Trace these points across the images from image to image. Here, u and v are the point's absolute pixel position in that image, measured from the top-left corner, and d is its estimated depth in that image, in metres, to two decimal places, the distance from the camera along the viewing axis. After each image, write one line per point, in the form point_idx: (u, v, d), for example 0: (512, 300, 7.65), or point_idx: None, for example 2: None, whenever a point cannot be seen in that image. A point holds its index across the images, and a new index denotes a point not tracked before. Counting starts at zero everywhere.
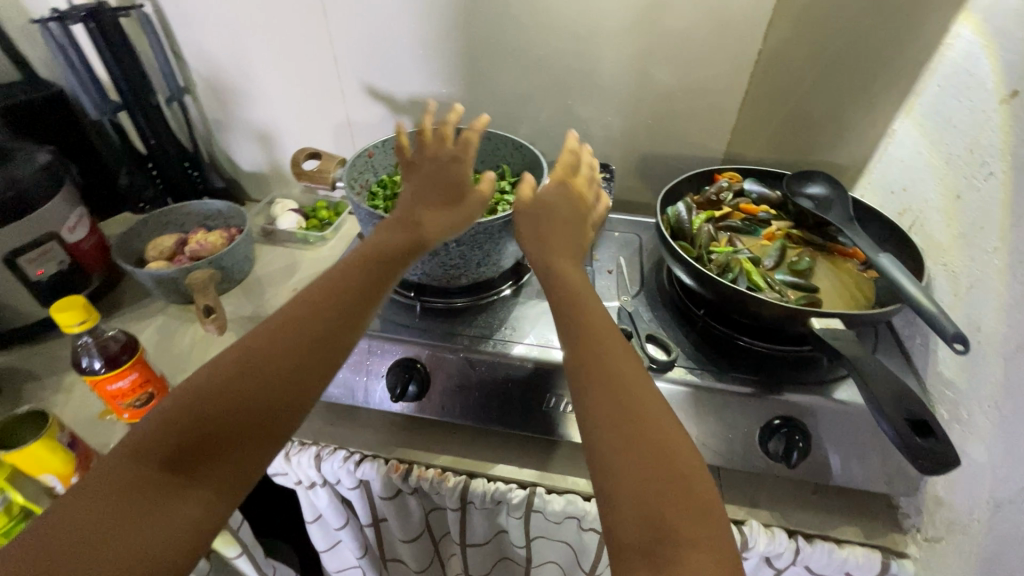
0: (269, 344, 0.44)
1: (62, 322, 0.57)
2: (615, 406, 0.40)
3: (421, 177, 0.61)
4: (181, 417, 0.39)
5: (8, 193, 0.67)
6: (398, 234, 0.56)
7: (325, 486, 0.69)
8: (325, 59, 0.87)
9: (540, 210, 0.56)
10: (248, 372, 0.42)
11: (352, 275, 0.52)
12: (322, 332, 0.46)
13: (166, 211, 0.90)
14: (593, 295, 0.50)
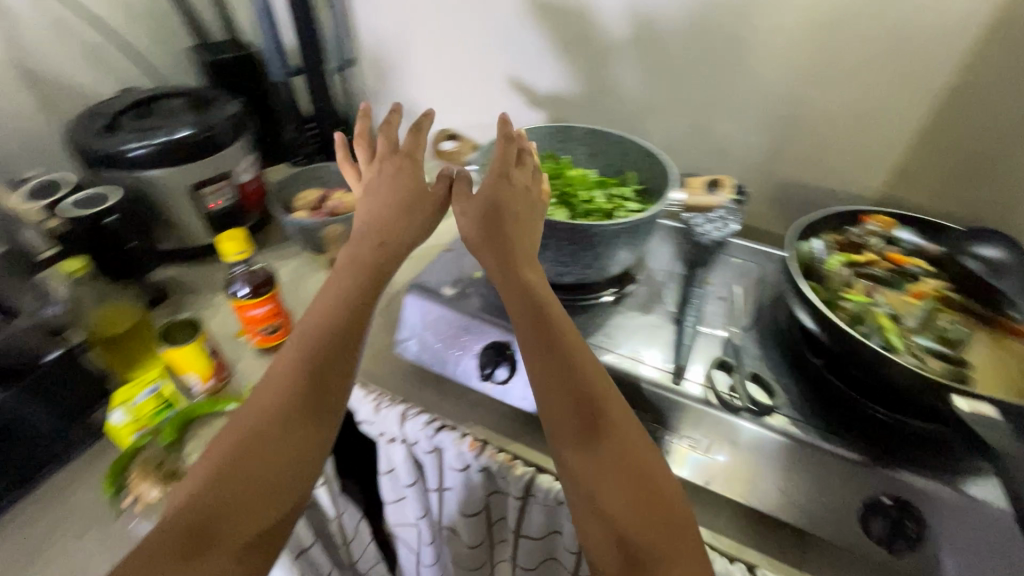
0: (289, 386, 0.46)
1: (225, 250, 0.66)
2: (576, 425, 0.43)
3: (376, 183, 0.61)
4: (220, 470, 0.41)
5: (203, 135, 0.80)
6: (369, 276, 0.56)
7: (403, 444, 0.74)
8: (477, 47, 0.92)
9: (495, 211, 0.56)
10: (277, 417, 0.44)
11: (346, 299, 0.53)
12: (335, 357, 0.49)
13: (317, 168, 1.01)
14: (557, 307, 0.50)
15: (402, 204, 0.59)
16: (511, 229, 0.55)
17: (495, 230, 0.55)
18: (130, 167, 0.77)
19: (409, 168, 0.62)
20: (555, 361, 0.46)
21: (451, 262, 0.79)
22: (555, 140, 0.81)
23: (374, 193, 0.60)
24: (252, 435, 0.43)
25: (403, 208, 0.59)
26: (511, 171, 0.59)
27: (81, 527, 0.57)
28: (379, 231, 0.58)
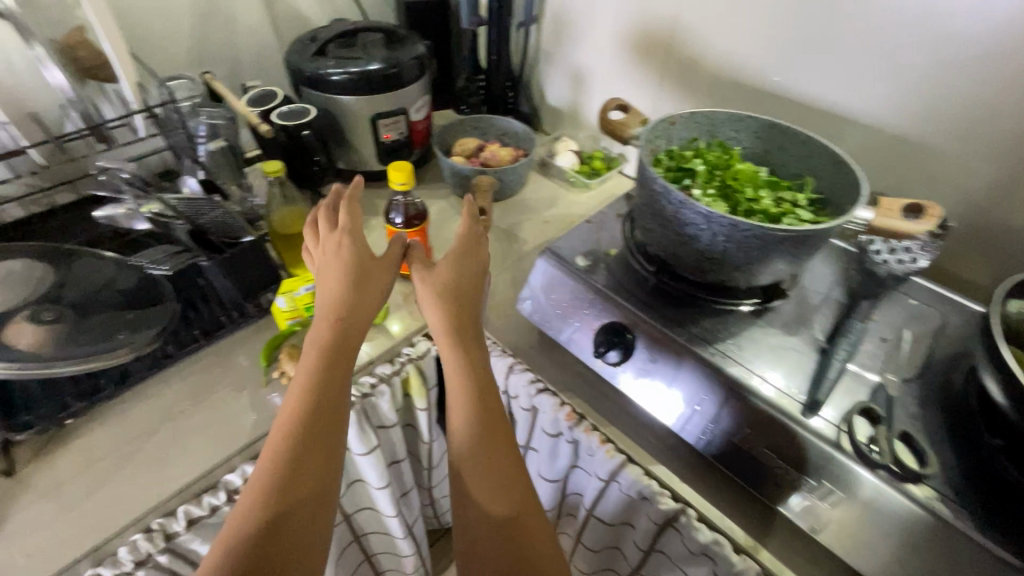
0: (291, 454, 0.49)
1: (390, 178, 0.72)
2: (492, 502, 0.53)
3: (328, 264, 0.58)
4: (249, 531, 0.46)
5: (391, 70, 0.87)
6: (365, 312, 0.57)
7: (504, 395, 0.77)
8: (668, 17, 0.86)
9: (451, 290, 0.60)
10: (288, 484, 0.48)
11: (329, 362, 0.54)
12: (329, 415, 0.52)
13: (480, 119, 1.05)
14: (492, 380, 0.59)
15: (360, 279, 0.57)
16: (461, 312, 0.60)
17: (449, 313, 0.59)
18: (328, 90, 0.87)
19: (359, 245, 0.58)
20: (485, 428, 0.55)
21: (588, 233, 0.78)
22: (729, 129, 0.74)
23: (329, 275, 0.57)
24: (267, 505, 0.47)
25: (364, 286, 0.57)
26: (455, 247, 0.62)
27: (238, 385, 0.68)
28: (335, 308, 0.56)
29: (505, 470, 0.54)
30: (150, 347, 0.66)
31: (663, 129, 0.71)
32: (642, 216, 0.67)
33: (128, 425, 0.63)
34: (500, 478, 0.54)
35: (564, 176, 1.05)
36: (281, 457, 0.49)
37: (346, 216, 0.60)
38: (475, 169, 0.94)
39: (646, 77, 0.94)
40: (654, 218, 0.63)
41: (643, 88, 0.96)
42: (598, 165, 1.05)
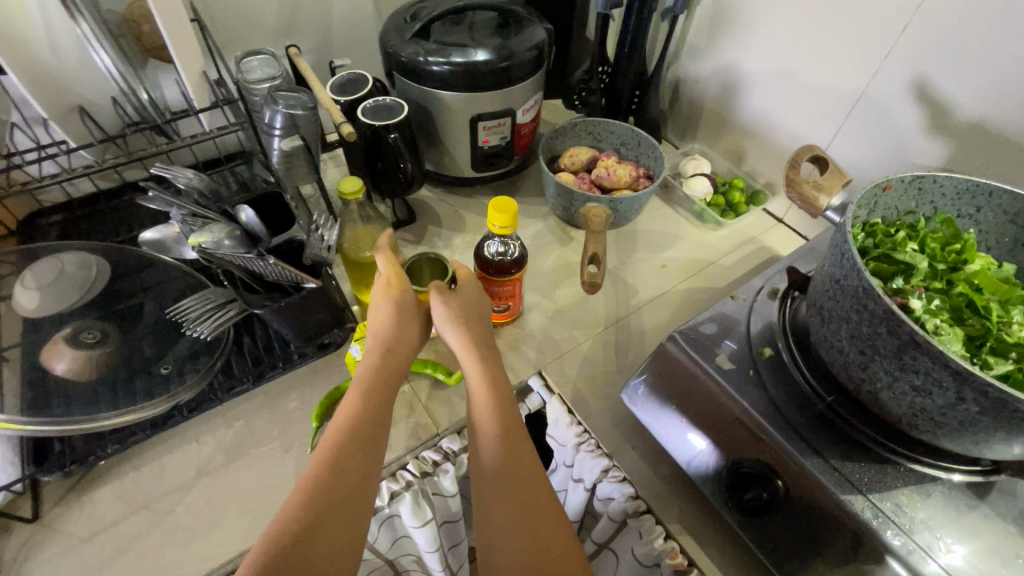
0: (326, 477, 0.43)
1: (488, 218, 0.56)
2: (528, 521, 0.46)
3: (379, 307, 0.53)
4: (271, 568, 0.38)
5: (502, 65, 0.70)
6: (408, 329, 0.53)
7: (589, 492, 0.63)
8: (887, 24, 0.62)
9: (472, 317, 0.54)
10: (316, 511, 0.41)
11: (370, 379, 0.49)
12: (370, 435, 0.46)
13: (597, 123, 0.87)
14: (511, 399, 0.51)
15: (406, 311, 0.53)
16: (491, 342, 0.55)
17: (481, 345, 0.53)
18: (425, 82, 0.72)
19: (401, 276, 0.54)
20: (516, 446, 0.48)
21: (729, 313, 0.60)
22: (968, 203, 0.52)
23: (378, 311, 0.52)
24: (294, 537, 0.40)
25: (407, 314, 0.53)
26: (473, 276, 0.57)
27: (284, 444, 0.59)
28: (384, 330, 0.51)
29: (549, 512, 0.47)
30: (195, 390, 0.56)
31: (870, 198, 0.51)
32: (825, 323, 0.48)
33: (163, 478, 0.56)
34: (543, 524, 0.47)
35: (692, 208, 0.85)
36: (314, 480, 0.43)
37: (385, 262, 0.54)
38: (587, 195, 0.76)
39: (832, 99, 0.71)
40: (851, 338, 0.44)
41: (822, 111, 0.73)
42: (736, 199, 0.83)
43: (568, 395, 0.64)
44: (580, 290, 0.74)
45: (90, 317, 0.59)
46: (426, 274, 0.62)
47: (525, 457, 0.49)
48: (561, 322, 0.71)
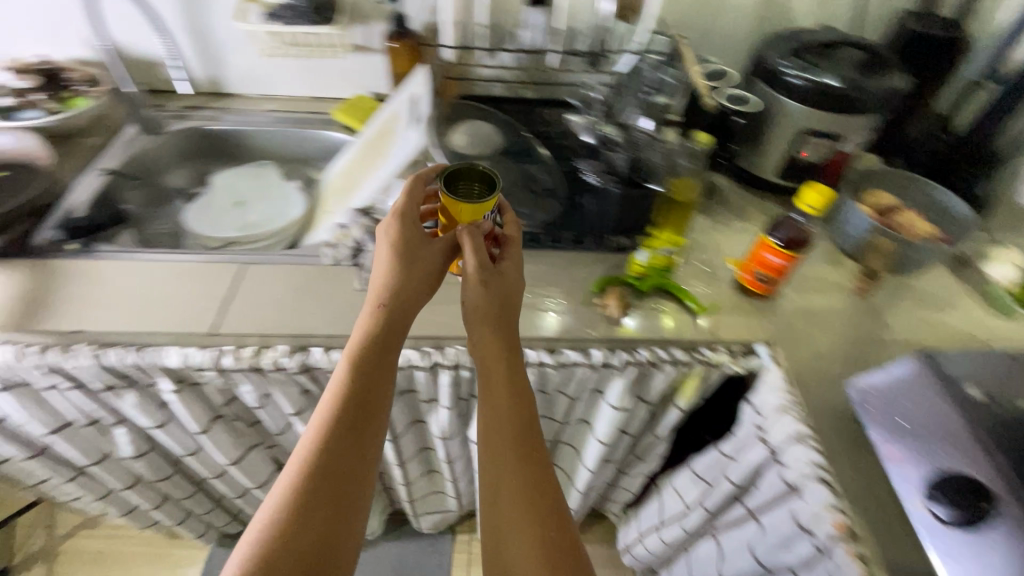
0: (325, 453, 0.55)
1: (805, 197, 0.70)
2: (524, 522, 0.54)
3: (382, 261, 0.64)
4: (291, 522, 0.51)
5: (851, 92, 0.81)
6: (403, 295, 0.62)
7: (768, 455, 0.72)
8: None
9: (496, 286, 0.63)
10: (333, 463, 0.54)
11: (376, 347, 0.61)
12: (370, 405, 0.59)
13: (916, 179, 0.90)
14: (508, 397, 0.60)
15: (408, 272, 0.63)
16: (502, 303, 0.63)
17: (484, 304, 0.62)
18: (775, 87, 0.86)
19: (412, 223, 0.65)
20: (517, 454, 0.58)
21: (995, 370, 0.62)
22: None
23: (381, 267, 0.64)
24: (305, 498, 0.52)
25: (411, 275, 0.63)
26: (510, 243, 0.66)
27: (568, 291, 0.79)
28: (382, 291, 0.62)
29: (529, 468, 0.57)
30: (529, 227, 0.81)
31: None
32: None
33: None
34: (525, 479, 0.57)
35: (985, 289, 0.84)
36: (321, 452, 0.55)
37: (404, 200, 0.66)
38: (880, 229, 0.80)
39: None
40: None
41: None
42: None
43: (790, 370, 0.73)
44: (833, 305, 0.81)
45: (488, 157, 0.85)
46: (474, 181, 0.65)
47: (512, 421, 0.59)
48: (806, 319, 0.79)
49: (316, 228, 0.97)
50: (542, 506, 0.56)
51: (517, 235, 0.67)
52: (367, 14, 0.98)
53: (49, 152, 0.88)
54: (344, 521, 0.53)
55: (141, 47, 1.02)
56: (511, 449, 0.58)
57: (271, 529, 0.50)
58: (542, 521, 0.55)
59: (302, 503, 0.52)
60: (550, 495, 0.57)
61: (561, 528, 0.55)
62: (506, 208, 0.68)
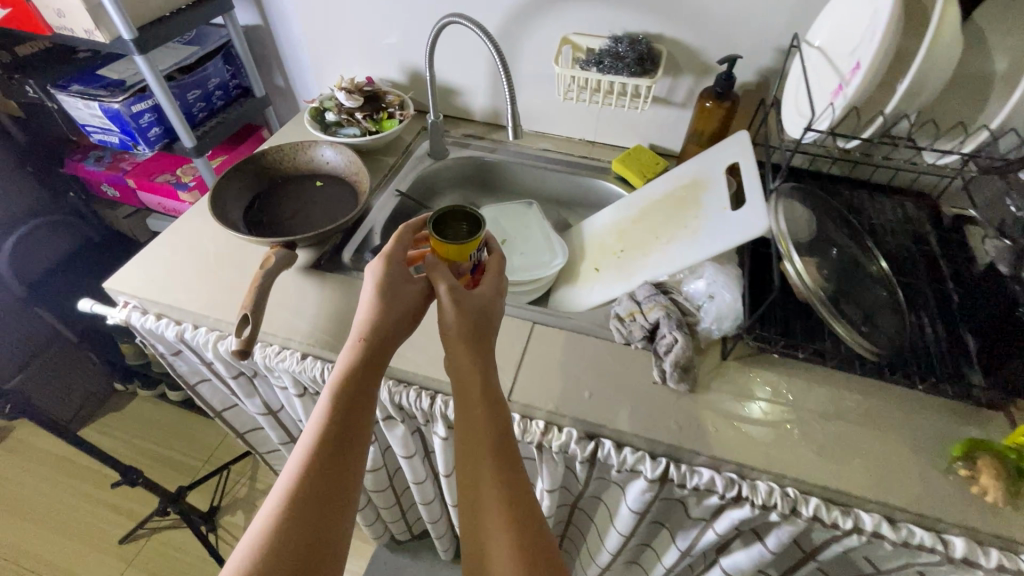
0: (313, 480, 0.52)
1: None
2: (505, 541, 0.49)
3: (366, 295, 0.64)
4: (279, 542, 0.49)
5: None
6: (391, 322, 0.62)
7: None
8: None
9: (474, 313, 0.62)
10: (311, 493, 0.52)
11: (358, 374, 0.60)
12: (351, 434, 0.56)
13: None
14: (494, 414, 0.57)
15: (392, 310, 0.62)
16: (474, 319, 0.62)
17: (463, 325, 0.61)
18: None
19: (398, 260, 0.66)
20: (492, 469, 0.54)
21: None
22: None
23: (363, 302, 0.64)
24: (294, 519, 0.50)
25: (399, 310, 0.63)
26: (492, 271, 0.68)
27: (915, 446, 0.63)
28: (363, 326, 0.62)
29: (496, 465, 0.54)
30: (876, 356, 0.65)
31: None
32: None
33: (811, 401, 0.67)
34: (504, 501, 0.52)
35: None
36: (305, 480, 0.52)
37: (393, 242, 0.67)
38: None
39: None
40: None
41: None
42: None
43: None
44: None
45: (817, 252, 0.72)
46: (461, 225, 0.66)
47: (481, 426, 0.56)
48: None
49: (582, 285, 0.92)
50: (513, 498, 0.52)
51: (503, 266, 0.69)
52: (682, 66, 0.91)
53: (365, 180, 0.91)
54: (322, 544, 0.50)
55: (443, 76, 1.06)
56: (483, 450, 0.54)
57: (260, 546, 0.48)
58: (512, 520, 0.51)
59: (288, 518, 0.50)
60: (537, 517, 0.52)
61: (533, 528, 0.51)
62: (493, 246, 0.71)
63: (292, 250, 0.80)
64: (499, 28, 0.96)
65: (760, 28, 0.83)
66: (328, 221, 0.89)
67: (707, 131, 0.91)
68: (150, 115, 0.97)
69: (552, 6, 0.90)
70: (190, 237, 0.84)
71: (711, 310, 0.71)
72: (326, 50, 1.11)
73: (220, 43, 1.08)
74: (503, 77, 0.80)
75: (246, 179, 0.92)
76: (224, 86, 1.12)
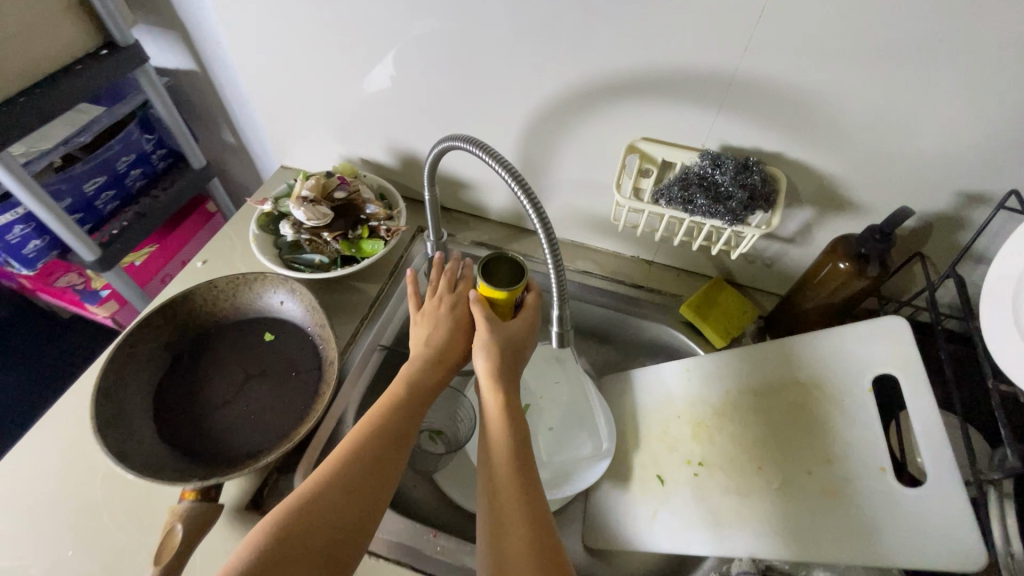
0: (352, 466, 0.49)
1: None
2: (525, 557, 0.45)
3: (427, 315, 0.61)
4: (308, 519, 0.46)
5: None
6: (449, 338, 0.60)
7: None
8: None
9: (508, 352, 0.57)
10: (346, 479, 0.49)
11: (412, 380, 0.57)
12: (389, 436, 0.53)
13: None
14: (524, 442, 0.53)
15: (447, 328, 0.60)
16: (512, 353, 0.57)
17: (495, 357, 0.56)
18: None
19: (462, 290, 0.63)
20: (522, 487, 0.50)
21: None
22: None
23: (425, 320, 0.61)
24: (321, 502, 0.47)
25: (452, 333, 0.60)
26: (530, 308, 0.60)
27: None
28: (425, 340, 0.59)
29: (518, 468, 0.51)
30: None
31: None
32: None
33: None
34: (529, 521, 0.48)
35: None
36: (341, 466, 0.49)
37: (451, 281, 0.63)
38: None
39: None
40: None
41: None
42: None
43: None
44: None
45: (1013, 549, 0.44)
46: (501, 271, 0.57)
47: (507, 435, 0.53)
48: None
49: (635, 504, 0.65)
50: (536, 501, 0.50)
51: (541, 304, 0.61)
52: (801, 197, 0.62)
53: (334, 345, 0.63)
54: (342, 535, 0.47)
55: (450, 168, 0.76)
56: (506, 455, 0.52)
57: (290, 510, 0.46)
58: (537, 533, 0.47)
59: (318, 496, 0.47)
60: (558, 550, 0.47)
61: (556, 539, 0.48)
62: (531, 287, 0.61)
63: (216, 493, 0.52)
64: (534, 120, 0.67)
65: (939, 165, 0.54)
66: (277, 411, 0.61)
67: (831, 296, 0.63)
68: (24, 226, 0.69)
69: (618, 101, 0.61)
70: (73, 446, 0.57)
71: None
72: (289, 117, 0.81)
73: (137, 103, 0.77)
74: (549, 262, 0.48)
75: (160, 337, 0.63)
76: (143, 160, 0.81)
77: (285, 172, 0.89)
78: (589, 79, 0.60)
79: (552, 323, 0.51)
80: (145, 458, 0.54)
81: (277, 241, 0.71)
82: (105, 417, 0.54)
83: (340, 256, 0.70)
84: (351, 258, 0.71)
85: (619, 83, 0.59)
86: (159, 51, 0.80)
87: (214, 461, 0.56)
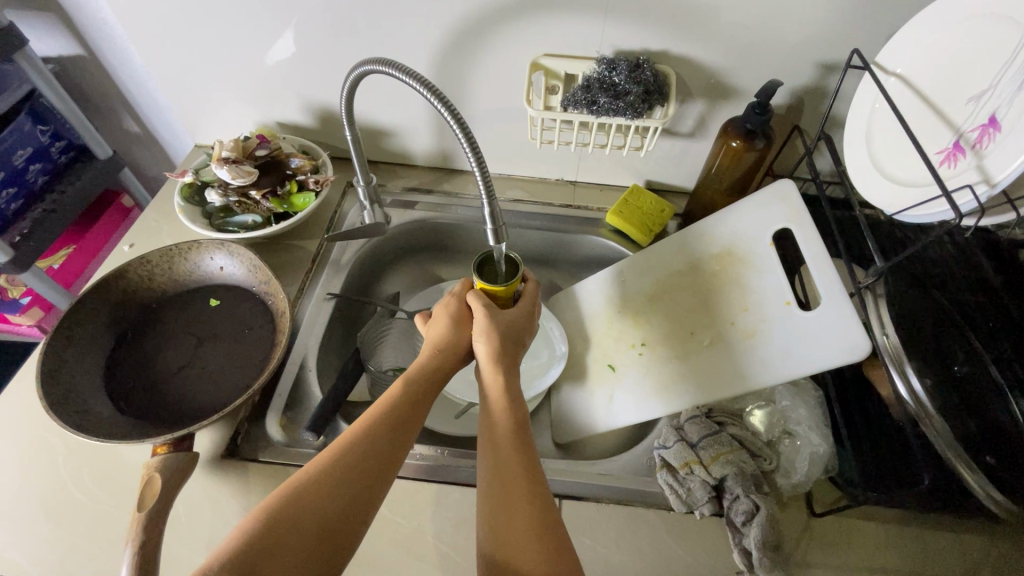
0: (349, 454, 0.45)
1: None
2: (528, 534, 0.43)
3: (435, 319, 0.57)
4: (298, 507, 0.42)
5: None
6: (452, 330, 0.56)
7: None
8: None
9: (509, 337, 0.55)
10: (342, 464, 0.45)
11: (415, 371, 0.53)
12: (395, 418, 0.49)
13: None
14: (524, 424, 0.50)
15: (457, 324, 0.57)
16: (513, 338, 0.55)
17: (497, 341, 0.54)
18: None
19: (466, 290, 0.59)
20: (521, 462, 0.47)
21: None
22: None
23: (431, 325, 0.58)
24: (313, 489, 0.43)
25: (458, 328, 0.56)
26: (529, 298, 0.59)
27: None
28: (434, 340, 0.56)
29: (521, 442, 0.48)
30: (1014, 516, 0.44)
31: None
32: None
33: (928, 563, 0.51)
34: (529, 496, 0.45)
35: None
36: (337, 452, 0.46)
37: (460, 288, 0.59)
38: None
39: None
40: None
41: None
42: None
43: None
44: None
45: (925, 335, 0.52)
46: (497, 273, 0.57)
47: (513, 411, 0.50)
48: None
49: (594, 393, 0.70)
50: (538, 471, 0.47)
51: (538, 292, 0.61)
52: (691, 93, 0.69)
53: (281, 293, 0.64)
54: (336, 522, 0.42)
55: (367, 116, 0.77)
56: (510, 429, 0.49)
57: (276, 501, 0.42)
58: (539, 507, 0.44)
59: (308, 485, 0.43)
60: (559, 523, 0.44)
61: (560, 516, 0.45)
62: (529, 279, 0.61)
63: (190, 445, 0.53)
64: (438, 55, 0.69)
65: (801, 42, 0.62)
66: (235, 367, 0.62)
67: (726, 176, 0.72)
68: None
69: (516, 22, 0.64)
70: (24, 436, 0.56)
71: (809, 459, 0.54)
72: (190, 90, 0.78)
73: (22, 92, 0.73)
74: (482, 193, 0.47)
75: (99, 318, 0.61)
76: (42, 155, 0.79)
77: (199, 150, 0.87)
78: (485, 4, 0.63)
79: (488, 237, 0.51)
80: (107, 431, 0.54)
81: (206, 210, 0.71)
82: (56, 398, 0.53)
83: (274, 213, 0.71)
84: (285, 214, 0.72)
85: (510, 7, 0.63)
86: (39, 38, 0.76)
87: (178, 422, 0.57)
